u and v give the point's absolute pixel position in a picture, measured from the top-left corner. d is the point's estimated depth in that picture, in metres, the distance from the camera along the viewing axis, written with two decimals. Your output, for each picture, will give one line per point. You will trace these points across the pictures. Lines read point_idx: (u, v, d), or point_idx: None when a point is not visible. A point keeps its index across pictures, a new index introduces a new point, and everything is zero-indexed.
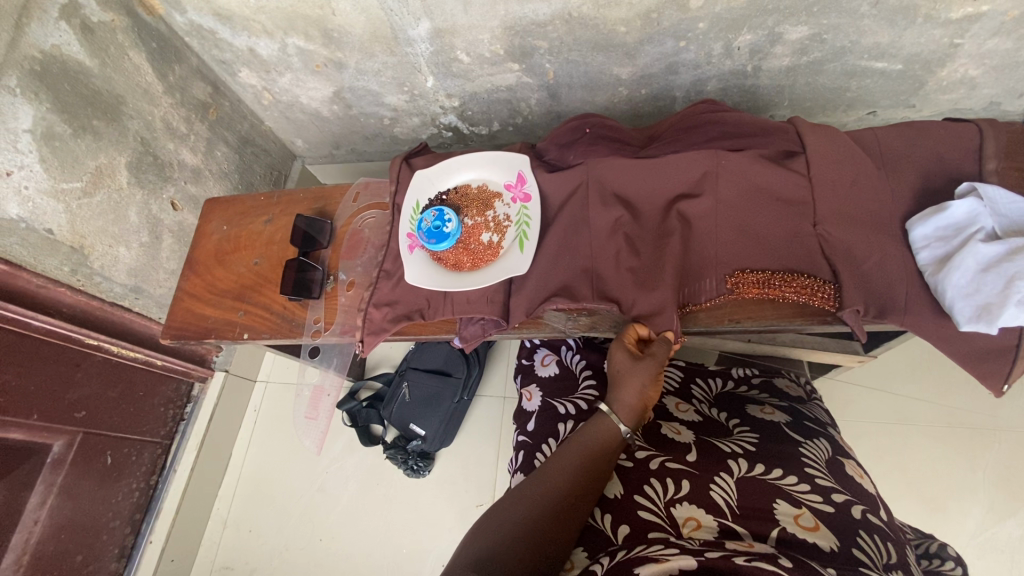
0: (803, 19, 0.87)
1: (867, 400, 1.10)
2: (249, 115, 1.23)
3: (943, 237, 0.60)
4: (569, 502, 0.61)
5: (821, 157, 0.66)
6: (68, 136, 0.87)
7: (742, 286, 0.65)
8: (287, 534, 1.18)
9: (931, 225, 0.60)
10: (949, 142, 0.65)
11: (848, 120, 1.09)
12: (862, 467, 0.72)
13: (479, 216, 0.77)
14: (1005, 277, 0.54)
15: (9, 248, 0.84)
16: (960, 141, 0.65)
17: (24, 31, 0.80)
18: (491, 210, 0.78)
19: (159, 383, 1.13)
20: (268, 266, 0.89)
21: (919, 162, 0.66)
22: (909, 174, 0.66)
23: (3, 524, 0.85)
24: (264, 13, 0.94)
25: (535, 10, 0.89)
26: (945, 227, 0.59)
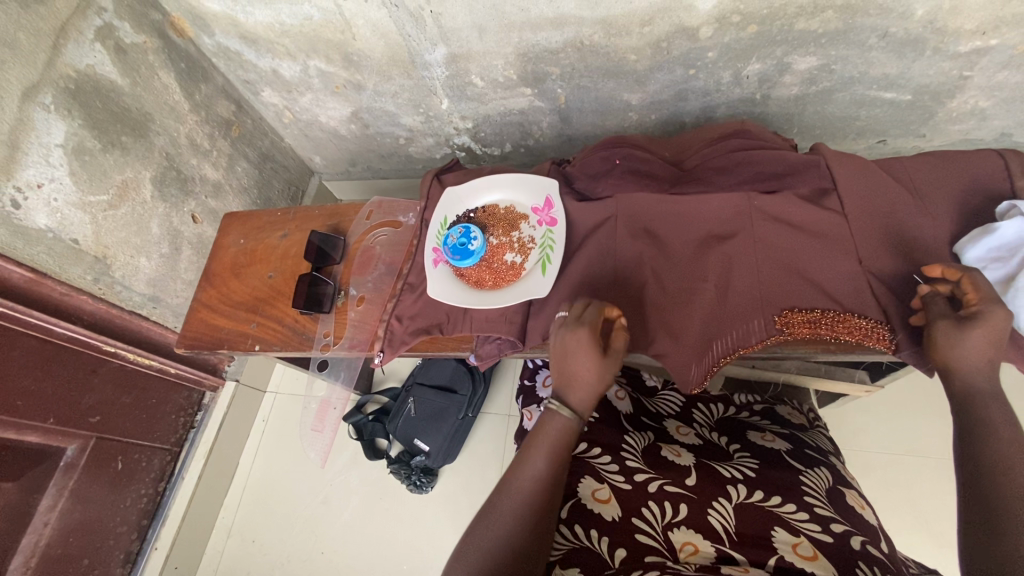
0: (812, 50, 0.88)
1: (877, 430, 1.08)
2: (270, 132, 1.27)
3: (999, 257, 0.59)
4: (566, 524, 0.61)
5: (853, 196, 0.67)
6: (97, 151, 0.91)
7: (792, 326, 0.63)
8: (289, 545, 1.18)
9: (984, 246, 0.59)
10: (974, 170, 0.66)
11: (857, 148, 1.10)
12: (864, 497, 0.71)
13: (506, 238, 0.79)
14: None
15: (35, 256, 0.88)
16: (981, 169, 0.66)
17: (60, 52, 0.85)
18: (518, 232, 0.79)
19: (172, 390, 1.15)
20: (281, 280, 0.92)
21: (953, 195, 0.66)
22: (943, 205, 0.66)
23: (15, 525, 0.87)
24: (288, 37, 0.98)
25: (548, 38, 0.92)
26: (999, 248, 0.59)
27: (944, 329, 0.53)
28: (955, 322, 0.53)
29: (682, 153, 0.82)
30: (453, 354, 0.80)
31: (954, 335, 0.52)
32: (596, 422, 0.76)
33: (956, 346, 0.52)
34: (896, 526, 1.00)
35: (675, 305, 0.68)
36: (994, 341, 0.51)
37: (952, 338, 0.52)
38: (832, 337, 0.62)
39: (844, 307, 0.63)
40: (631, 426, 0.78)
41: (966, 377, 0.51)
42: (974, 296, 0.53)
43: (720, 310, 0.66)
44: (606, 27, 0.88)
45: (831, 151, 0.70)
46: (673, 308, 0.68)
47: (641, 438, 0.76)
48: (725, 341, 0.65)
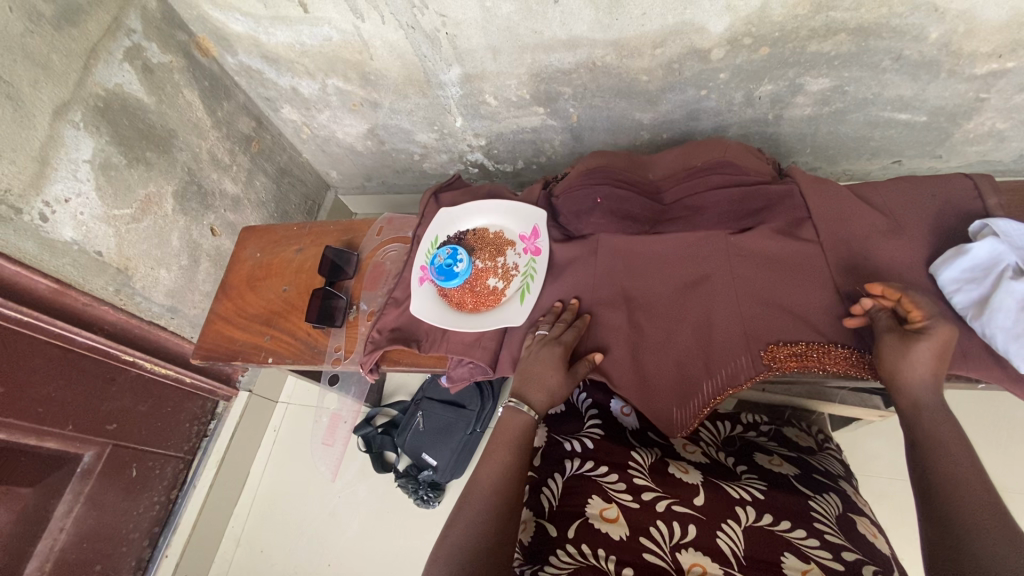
0: (824, 71, 0.89)
1: (891, 455, 1.05)
2: (288, 147, 1.31)
3: (972, 278, 0.60)
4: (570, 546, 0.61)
5: (826, 224, 0.68)
6: (123, 166, 0.94)
7: (779, 361, 0.63)
8: (296, 557, 1.19)
9: (957, 267, 0.61)
10: (950, 193, 0.68)
11: (872, 168, 1.09)
12: (877, 525, 0.68)
13: (489, 264, 0.82)
14: None
15: (61, 268, 0.90)
16: (957, 193, 0.68)
17: (91, 72, 0.88)
18: (500, 258, 0.82)
19: (187, 399, 1.18)
20: (296, 293, 0.94)
21: (928, 216, 0.68)
22: (919, 227, 0.67)
23: (31, 530, 0.88)
24: (307, 57, 1.01)
25: (561, 59, 0.93)
26: (971, 269, 0.60)
27: (893, 352, 0.56)
28: (902, 345, 0.55)
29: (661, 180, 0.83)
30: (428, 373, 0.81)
31: (903, 358, 0.55)
32: (601, 441, 0.74)
33: (909, 370, 0.55)
34: (912, 553, 0.98)
35: (659, 343, 0.69)
36: (936, 358, 0.54)
37: (901, 360, 0.55)
38: (819, 368, 0.62)
39: (827, 338, 0.63)
40: (638, 443, 0.77)
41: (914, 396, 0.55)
42: (915, 313, 0.56)
43: (707, 349, 0.67)
44: (619, 48, 0.89)
45: (804, 182, 0.71)
46: (656, 345, 0.69)
47: (649, 455, 0.74)
48: (713, 381, 0.65)
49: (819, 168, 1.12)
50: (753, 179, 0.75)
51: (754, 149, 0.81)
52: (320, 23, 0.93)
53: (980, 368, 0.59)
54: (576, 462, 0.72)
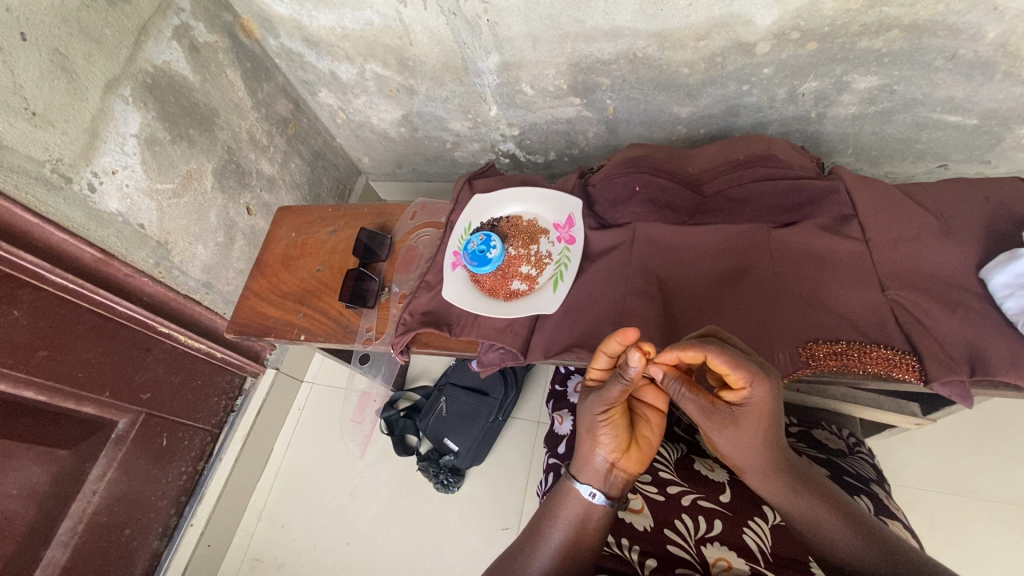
0: (873, 69, 0.86)
1: (921, 466, 1.02)
2: (323, 131, 1.32)
3: None
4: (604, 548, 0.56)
5: (873, 221, 0.67)
6: (166, 142, 0.97)
7: (818, 359, 0.62)
8: (316, 533, 1.21)
9: (1010, 272, 0.59)
10: (1000, 196, 0.67)
11: (916, 172, 1.06)
12: (911, 531, 0.66)
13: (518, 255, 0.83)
14: None
15: (106, 239, 0.93)
16: (1008, 197, 0.67)
17: (141, 48, 0.90)
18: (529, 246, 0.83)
19: (216, 373, 1.20)
20: (329, 273, 0.95)
21: (979, 219, 0.66)
22: (970, 229, 0.66)
23: (67, 491, 0.91)
24: (348, 41, 1.02)
25: (601, 50, 0.93)
26: None
27: (715, 429, 0.52)
28: (723, 421, 0.51)
29: (701, 172, 0.82)
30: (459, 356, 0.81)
31: (744, 439, 0.52)
32: None
33: (743, 453, 0.53)
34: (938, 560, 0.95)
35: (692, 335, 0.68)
36: (763, 429, 0.51)
37: (749, 444, 0.52)
38: (860, 369, 0.61)
39: (868, 337, 0.62)
40: (664, 437, 0.76)
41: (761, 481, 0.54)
42: (735, 376, 0.48)
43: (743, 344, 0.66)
44: (661, 40, 0.88)
45: (850, 178, 0.70)
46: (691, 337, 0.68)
47: (674, 451, 0.74)
48: None
49: (860, 169, 1.09)
50: (798, 175, 0.73)
51: (798, 146, 0.79)
52: (363, 7, 0.93)
53: None
54: None
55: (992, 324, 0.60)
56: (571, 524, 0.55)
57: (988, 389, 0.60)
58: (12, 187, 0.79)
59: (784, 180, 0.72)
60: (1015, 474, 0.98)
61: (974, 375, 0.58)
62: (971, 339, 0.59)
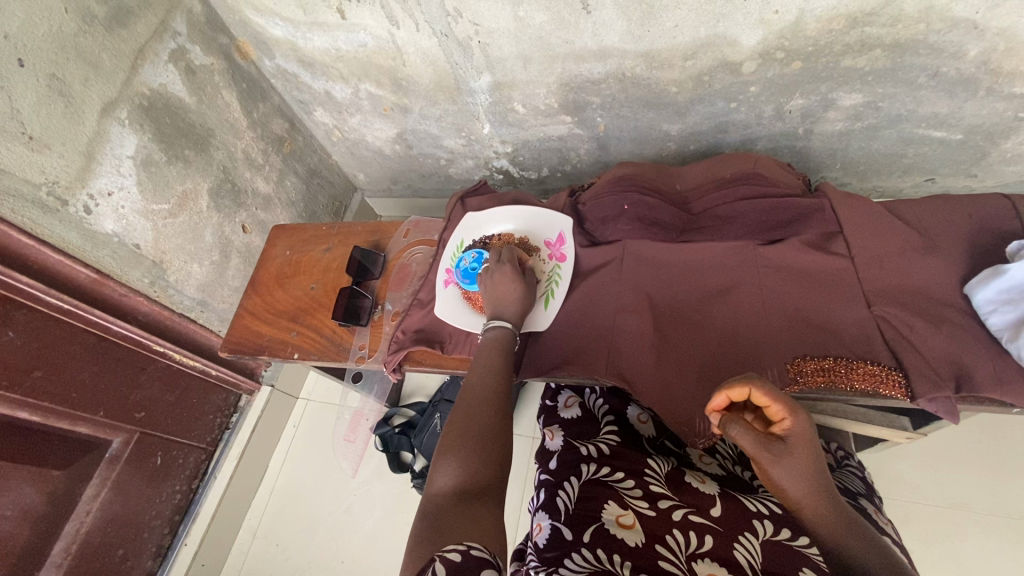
0: (857, 87, 0.88)
1: (914, 479, 1.02)
2: (319, 149, 1.34)
3: (1010, 300, 0.58)
4: None
5: (858, 238, 0.68)
6: (162, 162, 0.98)
7: (805, 375, 0.63)
8: (312, 550, 1.20)
9: (993, 288, 0.59)
10: (984, 211, 0.67)
11: (904, 186, 1.08)
12: (900, 546, 0.67)
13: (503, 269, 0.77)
14: None
15: (101, 259, 0.94)
16: (991, 212, 0.67)
17: (138, 71, 0.92)
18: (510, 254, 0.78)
19: (212, 391, 1.21)
20: (323, 291, 0.96)
21: (963, 235, 0.67)
22: (954, 244, 0.67)
23: (60, 511, 0.91)
24: (342, 62, 1.03)
25: (591, 69, 0.94)
26: (1009, 290, 0.59)
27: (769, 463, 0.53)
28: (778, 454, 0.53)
29: (689, 189, 0.83)
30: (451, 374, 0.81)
31: (803, 472, 0.53)
32: (618, 447, 0.75)
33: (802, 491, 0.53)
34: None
35: (682, 351, 0.69)
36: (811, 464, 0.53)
37: (808, 477, 0.53)
38: (847, 385, 0.61)
39: (855, 353, 0.63)
40: (654, 451, 0.77)
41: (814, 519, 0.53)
42: (775, 409, 0.53)
43: (731, 360, 0.66)
44: (649, 59, 0.90)
45: (837, 194, 0.71)
46: (680, 353, 0.69)
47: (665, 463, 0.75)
48: None
49: (849, 183, 1.11)
50: (785, 191, 0.74)
51: (785, 164, 0.80)
52: (356, 29, 0.95)
53: (1017, 393, 0.57)
54: (593, 466, 0.73)
55: (976, 339, 0.61)
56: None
57: (974, 404, 0.60)
58: (10, 210, 0.80)
59: (771, 197, 0.73)
60: (1008, 487, 0.98)
61: (959, 392, 0.59)
62: (956, 355, 0.60)
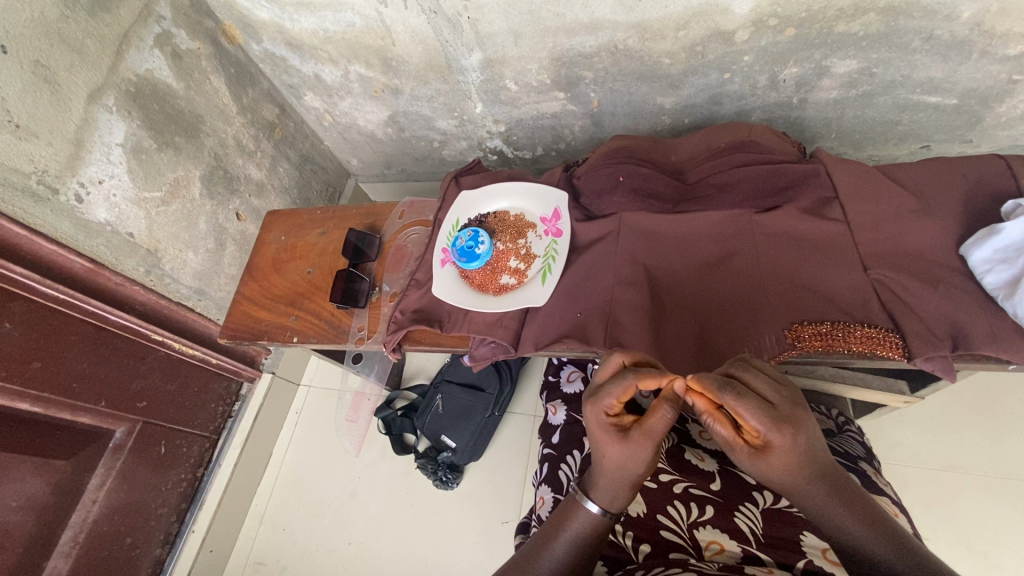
0: (852, 53, 0.87)
1: (912, 443, 1.03)
2: (310, 135, 1.32)
3: (1004, 258, 0.59)
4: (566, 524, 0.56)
5: (854, 202, 0.68)
6: (152, 150, 0.97)
7: (803, 340, 0.63)
8: (318, 534, 1.22)
9: (989, 246, 0.60)
10: (979, 171, 0.67)
11: (900, 154, 1.07)
12: (898, 505, 0.68)
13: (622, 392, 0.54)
14: None
15: (95, 248, 0.93)
16: (986, 172, 0.67)
17: (123, 57, 0.90)
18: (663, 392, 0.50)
19: (212, 380, 1.21)
20: (320, 275, 0.95)
21: (958, 195, 0.67)
22: (950, 205, 0.67)
23: (66, 501, 0.92)
24: (331, 43, 1.02)
25: (582, 43, 0.93)
26: (1004, 248, 0.59)
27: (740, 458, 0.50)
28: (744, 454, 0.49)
29: (684, 161, 0.82)
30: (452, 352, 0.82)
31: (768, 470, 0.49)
32: None
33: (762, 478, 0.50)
34: (964, 555, 0.93)
35: (681, 322, 0.69)
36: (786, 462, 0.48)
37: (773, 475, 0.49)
38: (845, 349, 0.62)
39: (852, 317, 0.63)
40: None
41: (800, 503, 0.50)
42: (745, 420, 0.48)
43: (730, 328, 0.66)
44: (641, 31, 0.89)
45: (832, 159, 0.71)
46: (678, 324, 0.69)
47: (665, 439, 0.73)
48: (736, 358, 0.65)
49: (845, 153, 1.10)
50: (781, 159, 0.74)
51: (780, 132, 0.80)
52: (344, 8, 0.94)
53: (1011, 351, 0.57)
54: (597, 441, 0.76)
55: (970, 298, 0.61)
56: (575, 528, 0.55)
57: (971, 362, 0.61)
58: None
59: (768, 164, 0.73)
60: (1003, 447, 0.99)
61: (956, 351, 0.59)
62: (952, 315, 0.60)
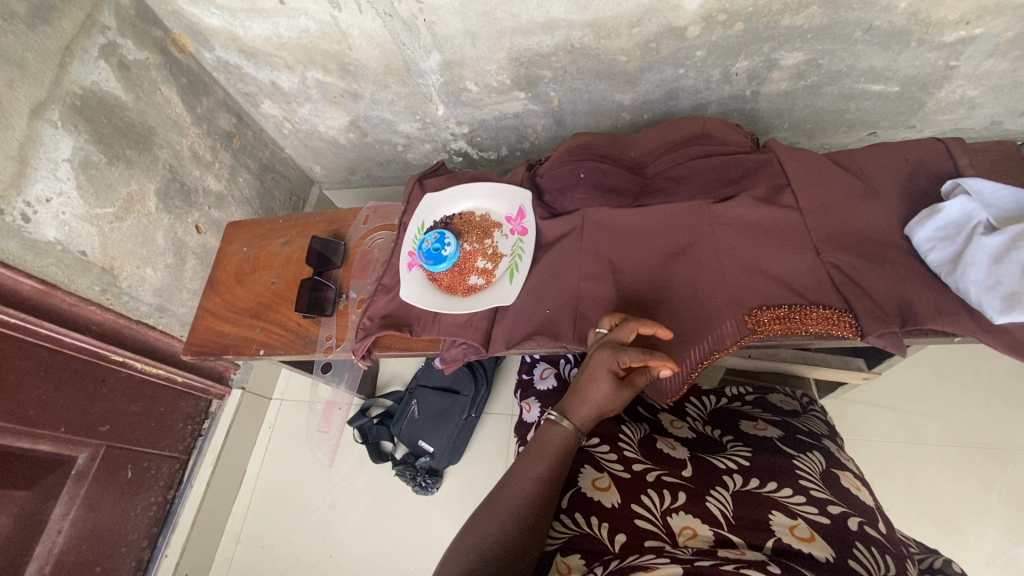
0: (798, 45, 0.90)
1: (876, 419, 1.07)
2: (270, 143, 1.30)
3: (946, 236, 0.62)
4: None
5: (805, 188, 0.70)
6: (103, 164, 0.94)
7: (763, 324, 0.65)
8: (298, 549, 1.19)
9: (931, 226, 0.63)
10: (920, 154, 0.70)
11: (850, 141, 1.11)
12: (859, 479, 0.71)
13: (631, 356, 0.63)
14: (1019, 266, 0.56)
15: (45, 268, 0.90)
16: (927, 154, 0.70)
17: (66, 69, 0.87)
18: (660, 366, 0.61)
19: (180, 399, 1.17)
20: (284, 285, 0.94)
21: (901, 178, 0.70)
22: (893, 188, 0.69)
23: (28, 533, 0.88)
24: (285, 49, 1.00)
25: (539, 42, 0.94)
26: (945, 227, 0.62)
27: None
28: None
29: (643, 155, 0.84)
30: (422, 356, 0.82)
31: None
32: None
33: None
34: (927, 522, 0.98)
35: (646, 313, 0.70)
36: None
37: None
38: (802, 330, 0.64)
39: (808, 300, 0.65)
40: (628, 418, 0.79)
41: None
42: None
43: (694, 316, 0.68)
44: (596, 29, 0.90)
45: (782, 147, 0.73)
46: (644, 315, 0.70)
47: (637, 431, 0.77)
48: (700, 345, 0.66)
49: (798, 143, 1.14)
50: (734, 150, 0.76)
51: (733, 124, 0.83)
52: (297, 14, 0.92)
53: (955, 323, 0.60)
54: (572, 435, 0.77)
55: (916, 276, 0.63)
56: None
57: (920, 337, 0.63)
58: None
59: (720, 155, 0.75)
60: (960, 417, 1.04)
61: (905, 326, 0.61)
62: (900, 293, 0.63)
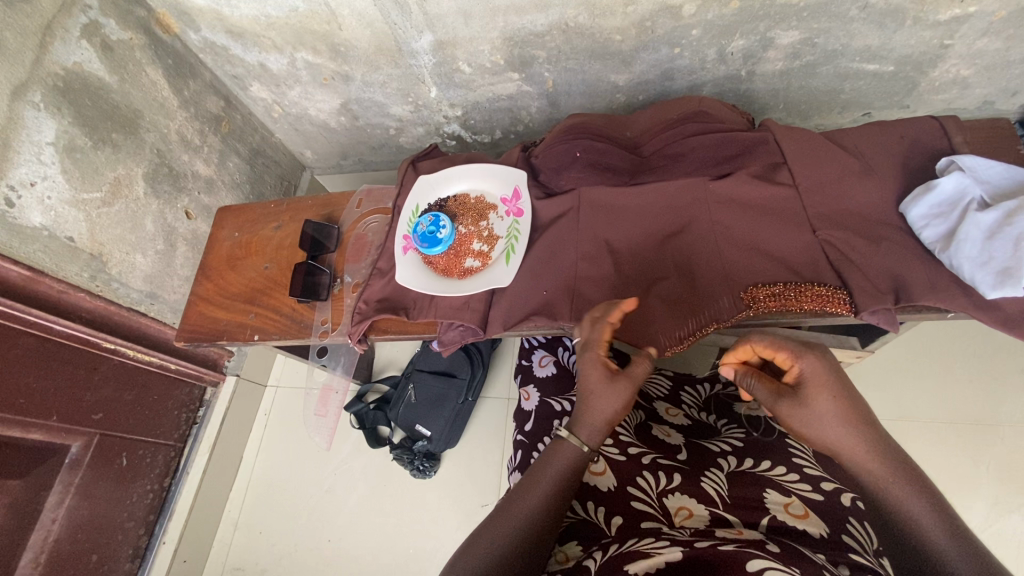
0: (794, 24, 0.89)
1: (868, 397, 1.09)
2: (259, 128, 1.28)
3: (940, 213, 0.62)
4: (541, 496, 0.56)
5: (800, 165, 0.70)
6: (88, 148, 0.92)
7: (758, 302, 0.65)
8: (296, 535, 1.20)
9: (925, 204, 0.63)
10: (914, 132, 0.71)
11: (844, 122, 1.11)
12: None
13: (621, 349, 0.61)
14: (1011, 240, 0.57)
15: (32, 255, 0.88)
16: (921, 132, 0.70)
17: (47, 50, 0.85)
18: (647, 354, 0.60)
19: (173, 387, 1.16)
20: (277, 270, 0.93)
21: (895, 156, 0.70)
22: (888, 165, 0.69)
23: (22, 522, 0.87)
24: (274, 30, 0.98)
25: (533, 21, 0.92)
26: (940, 204, 0.63)
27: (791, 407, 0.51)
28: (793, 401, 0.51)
29: (638, 135, 0.83)
30: (419, 339, 0.81)
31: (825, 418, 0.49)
32: None
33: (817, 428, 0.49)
34: None
35: (643, 292, 0.70)
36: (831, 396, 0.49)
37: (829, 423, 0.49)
38: (798, 307, 0.64)
39: (804, 278, 0.65)
40: None
41: (838, 428, 0.48)
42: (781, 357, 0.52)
43: (691, 294, 0.68)
44: (590, 7, 0.89)
45: (778, 125, 0.73)
46: (640, 294, 0.70)
47: (633, 417, 0.77)
48: (697, 323, 0.67)
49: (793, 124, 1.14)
50: (730, 128, 0.76)
51: (729, 103, 0.82)
52: None
53: (948, 299, 0.60)
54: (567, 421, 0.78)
55: (911, 253, 0.64)
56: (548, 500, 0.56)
57: (914, 313, 0.64)
58: None
59: (716, 134, 0.75)
60: (950, 394, 1.05)
61: (899, 302, 0.61)
62: (893, 270, 0.63)
